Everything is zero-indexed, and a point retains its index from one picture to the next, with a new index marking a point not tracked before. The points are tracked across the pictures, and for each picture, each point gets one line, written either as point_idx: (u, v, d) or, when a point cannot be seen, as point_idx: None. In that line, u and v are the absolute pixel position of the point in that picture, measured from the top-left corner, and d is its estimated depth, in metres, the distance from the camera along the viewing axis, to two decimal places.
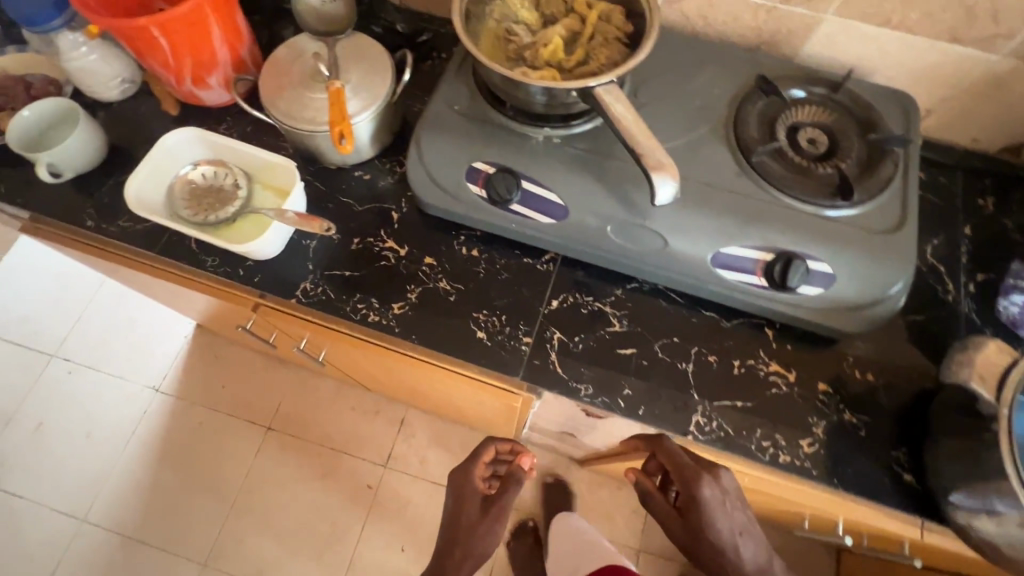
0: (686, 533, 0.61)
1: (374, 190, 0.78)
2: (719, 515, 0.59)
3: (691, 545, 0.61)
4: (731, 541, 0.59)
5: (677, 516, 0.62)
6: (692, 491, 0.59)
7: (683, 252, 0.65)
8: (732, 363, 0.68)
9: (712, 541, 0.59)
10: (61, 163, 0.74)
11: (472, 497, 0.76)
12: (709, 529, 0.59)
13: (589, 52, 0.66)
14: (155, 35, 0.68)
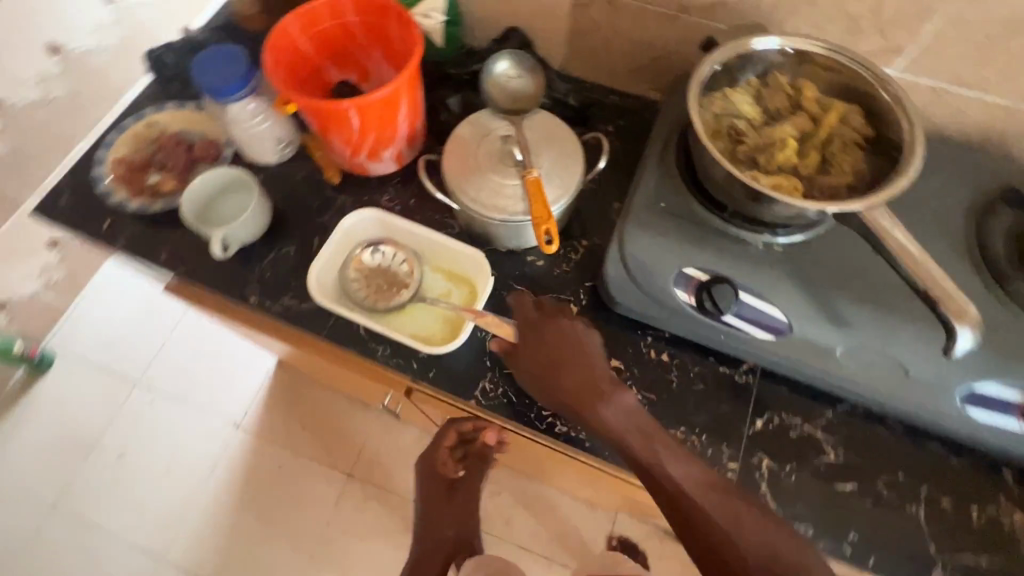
0: (640, 441, 0.55)
1: (550, 278, 0.73)
2: (657, 424, 0.56)
3: (659, 461, 0.53)
4: (661, 440, 0.55)
5: (647, 424, 0.56)
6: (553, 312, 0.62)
7: (926, 386, 0.58)
8: (968, 509, 0.60)
9: (648, 435, 0.55)
10: (235, 236, 0.70)
11: (439, 482, 0.84)
12: (637, 414, 0.57)
13: (825, 160, 0.60)
14: (350, 114, 0.64)
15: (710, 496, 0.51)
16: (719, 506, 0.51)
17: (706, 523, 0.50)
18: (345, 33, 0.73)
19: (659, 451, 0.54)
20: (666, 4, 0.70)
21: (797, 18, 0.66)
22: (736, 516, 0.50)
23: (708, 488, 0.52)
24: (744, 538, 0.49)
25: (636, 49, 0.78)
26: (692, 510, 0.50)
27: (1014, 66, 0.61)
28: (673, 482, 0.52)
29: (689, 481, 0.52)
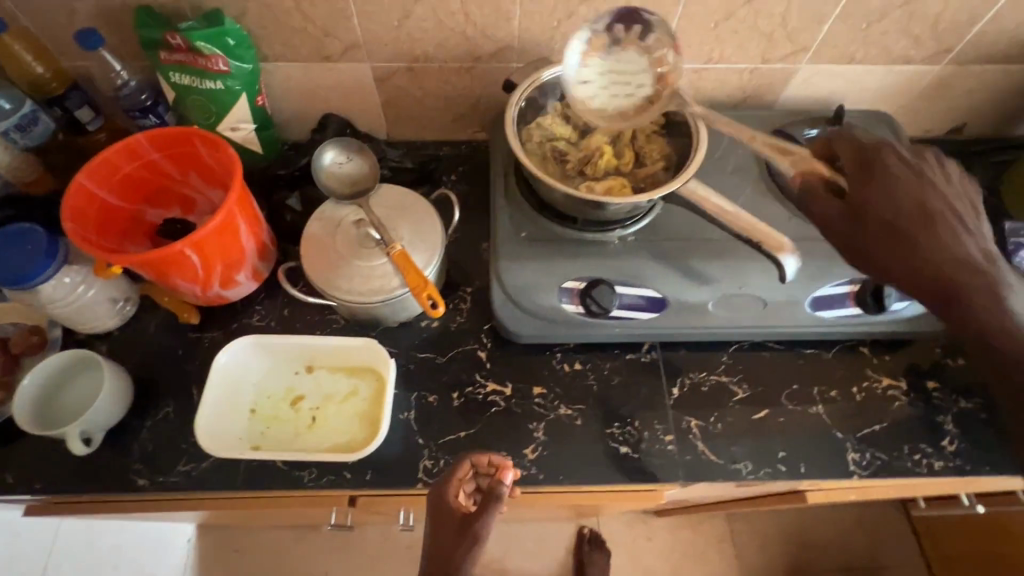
0: (895, 199, 0.56)
1: (450, 335, 0.74)
2: (951, 187, 0.58)
3: (913, 212, 0.56)
4: (927, 187, 0.57)
5: (918, 185, 0.57)
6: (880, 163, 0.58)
7: (783, 306, 0.68)
8: (851, 391, 0.71)
9: (902, 203, 0.56)
10: (97, 424, 0.61)
11: (445, 529, 0.53)
12: (890, 177, 0.57)
13: (639, 153, 0.69)
14: (186, 254, 0.60)
15: (931, 242, 0.55)
16: (932, 242, 0.55)
17: (889, 260, 0.56)
18: (151, 172, 0.68)
19: (912, 200, 0.57)
20: (460, 59, 0.76)
21: None
22: (974, 289, 0.53)
23: (933, 231, 0.55)
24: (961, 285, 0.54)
25: (450, 102, 0.83)
26: (881, 253, 0.56)
27: (742, 39, 0.75)
28: (895, 213, 0.56)
29: (918, 225, 0.55)
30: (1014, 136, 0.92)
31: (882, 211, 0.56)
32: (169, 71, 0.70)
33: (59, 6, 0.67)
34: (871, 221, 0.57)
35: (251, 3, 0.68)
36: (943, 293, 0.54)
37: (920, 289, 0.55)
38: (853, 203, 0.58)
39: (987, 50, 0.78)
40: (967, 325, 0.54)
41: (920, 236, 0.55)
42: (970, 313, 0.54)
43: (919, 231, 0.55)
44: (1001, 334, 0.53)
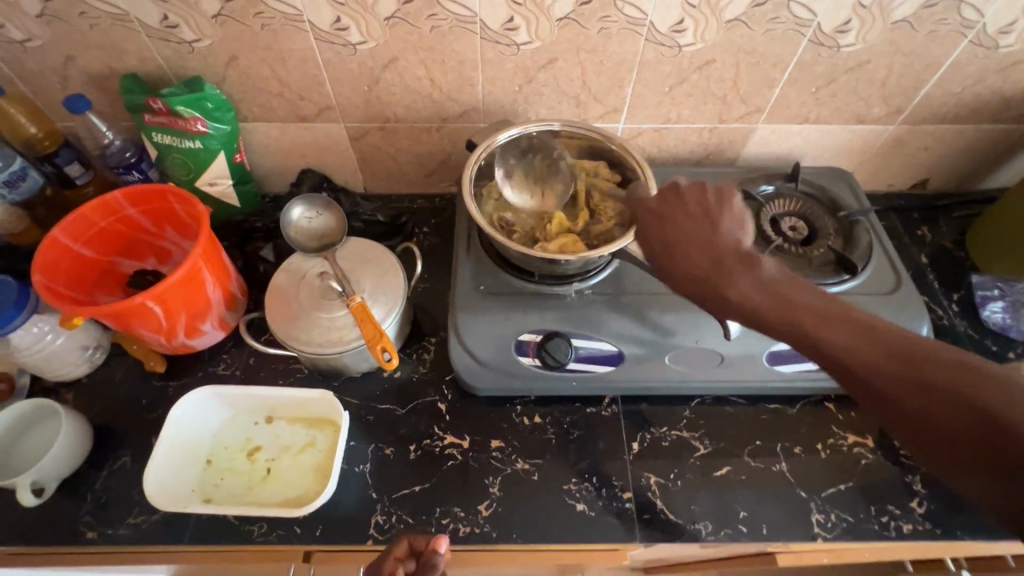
0: (704, 226, 0.55)
1: (411, 385, 0.74)
2: (726, 218, 0.55)
3: (713, 250, 0.53)
4: (718, 227, 0.54)
5: (709, 223, 0.55)
6: (667, 202, 0.59)
7: (740, 360, 0.69)
8: (816, 448, 0.70)
9: (707, 227, 0.55)
10: (49, 474, 0.62)
11: None
12: (683, 214, 0.57)
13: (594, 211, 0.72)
14: (148, 305, 0.62)
15: (743, 278, 0.51)
16: (753, 281, 0.50)
17: (730, 286, 0.51)
18: (127, 226, 0.71)
19: (722, 241, 0.53)
20: (428, 119, 0.80)
21: (534, 105, 0.78)
22: (797, 295, 0.48)
23: (752, 271, 0.51)
24: (797, 308, 0.47)
25: (421, 159, 0.87)
26: (721, 279, 0.51)
27: (697, 101, 0.78)
28: (712, 254, 0.53)
29: (722, 266, 0.52)
30: (976, 191, 0.94)
31: (685, 245, 0.55)
32: (151, 132, 0.74)
33: (52, 74, 0.72)
34: (682, 257, 0.54)
35: (230, 71, 0.73)
36: (788, 316, 0.47)
37: (776, 319, 0.48)
38: (662, 245, 0.56)
39: (937, 111, 0.81)
40: (804, 347, 0.46)
41: (734, 277, 0.51)
42: (799, 317, 0.47)
43: (735, 272, 0.51)
44: (895, 356, 0.42)
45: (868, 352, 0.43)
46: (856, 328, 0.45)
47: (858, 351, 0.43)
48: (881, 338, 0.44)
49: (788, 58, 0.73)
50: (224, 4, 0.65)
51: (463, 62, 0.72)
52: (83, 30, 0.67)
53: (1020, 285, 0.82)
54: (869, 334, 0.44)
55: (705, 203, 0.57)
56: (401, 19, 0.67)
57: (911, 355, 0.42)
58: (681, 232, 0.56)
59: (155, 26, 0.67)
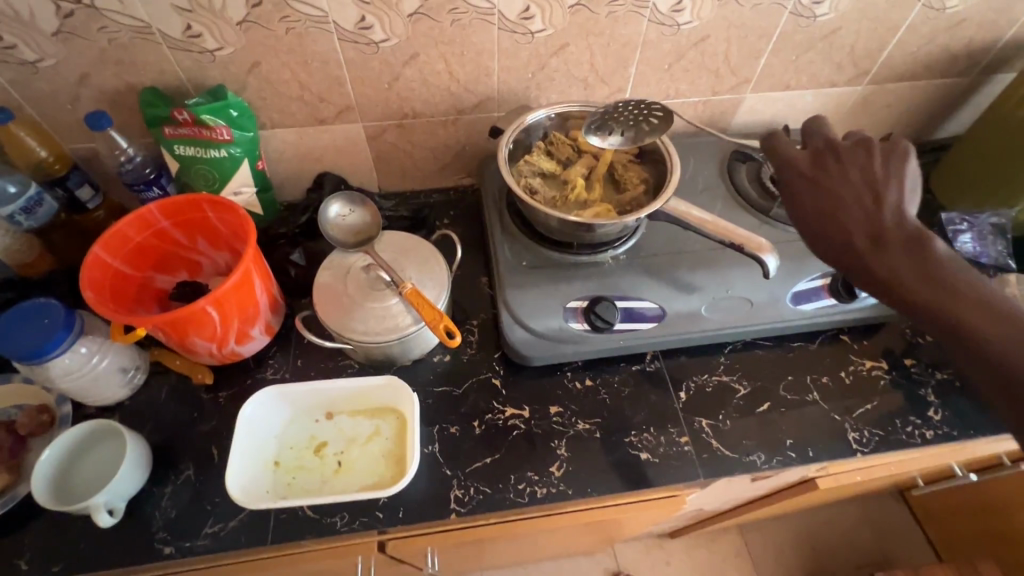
0: (870, 194, 0.59)
1: (463, 366, 0.76)
2: (893, 184, 0.60)
3: (877, 225, 0.57)
4: (883, 200, 0.58)
5: (871, 197, 0.59)
6: (831, 162, 0.63)
7: (767, 304, 0.75)
8: (840, 375, 0.77)
9: (871, 199, 0.59)
10: (120, 494, 0.60)
11: None
12: (843, 185, 0.61)
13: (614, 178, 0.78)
14: (207, 310, 0.62)
15: (902, 254, 0.55)
16: (913, 263, 0.54)
17: (880, 263, 0.55)
18: (161, 239, 0.71)
19: (885, 217, 0.57)
20: (445, 112, 0.83)
21: (546, 90, 0.83)
22: (947, 275, 0.53)
23: (914, 247, 0.55)
24: (951, 293, 0.52)
25: (437, 152, 0.89)
26: (874, 256, 0.56)
27: (693, 76, 0.85)
28: (872, 227, 0.57)
29: (884, 241, 0.56)
30: (930, 141, 1.06)
31: (843, 220, 0.59)
32: (173, 144, 0.74)
33: (64, 93, 0.70)
34: (839, 233, 0.58)
35: (251, 78, 0.73)
36: (935, 295, 0.52)
37: (922, 299, 0.53)
38: (822, 216, 0.60)
39: (898, 70, 0.91)
40: (944, 328, 0.52)
41: (893, 251, 0.56)
42: (950, 301, 0.52)
43: (892, 251, 0.55)
44: (1009, 344, 0.49)
45: (996, 334, 0.50)
46: (994, 317, 0.50)
47: (989, 332, 0.50)
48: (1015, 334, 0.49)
49: (772, 30, 0.81)
50: (250, 10, 0.66)
51: (481, 53, 0.76)
52: (101, 45, 0.66)
53: (983, 217, 0.92)
54: (1006, 321, 0.50)
55: (881, 166, 0.61)
56: (424, 14, 0.70)
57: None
58: (847, 195, 0.60)
59: (177, 37, 0.67)
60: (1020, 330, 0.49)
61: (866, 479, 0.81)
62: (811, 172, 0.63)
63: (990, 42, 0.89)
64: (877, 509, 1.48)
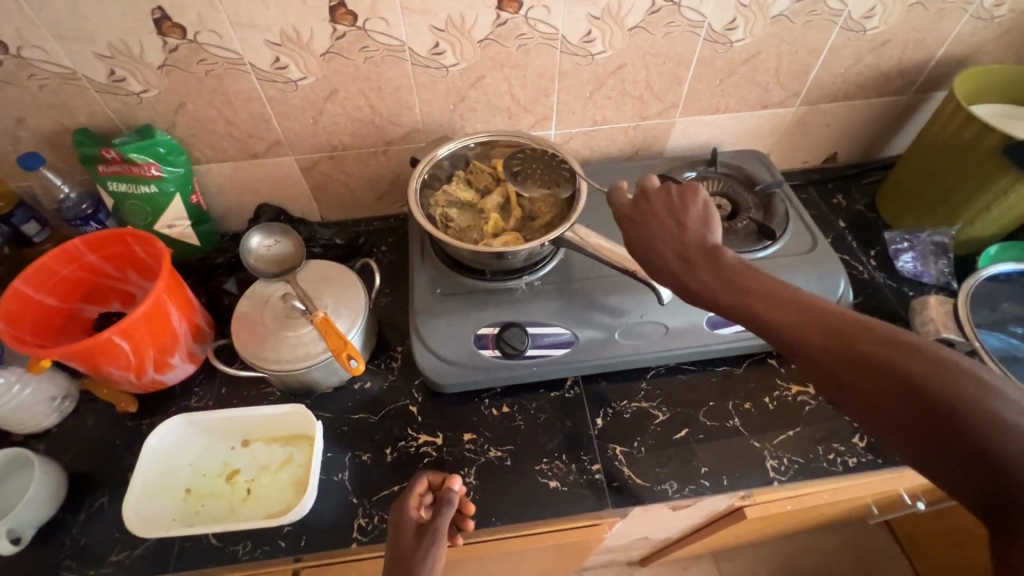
0: (672, 225, 0.58)
1: (382, 394, 0.77)
2: (693, 215, 0.57)
3: (680, 246, 0.56)
4: (685, 223, 0.57)
5: (676, 223, 0.58)
6: (641, 200, 0.61)
7: (683, 328, 0.74)
8: (764, 400, 0.76)
9: (674, 225, 0.58)
10: (26, 521, 0.62)
11: (405, 529, 0.58)
12: (651, 217, 0.59)
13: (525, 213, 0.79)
14: (115, 341, 0.64)
15: (706, 271, 0.53)
16: (713, 273, 0.53)
17: (691, 281, 0.54)
18: (88, 271, 0.74)
19: (684, 238, 0.56)
20: (373, 144, 0.86)
21: (471, 120, 0.85)
22: (748, 280, 0.51)
23: (714, 262, 0.53)
24: (751, 291, 0.50)
25: (372, 182, 0.92)
26: (685, 275, 0.54)
27: (618, 103, 0.86)
28: (679, 252, 0.56)
29: (688, 260, 0.55)
30: (878, 159, 1.05)
31: (656, 246, 0.57)
32: (106, 181, 0.77)
33: (3, 136, 0.75)
34: (654, 259, 0.57)
35: (179, 117, 0.77)
36: (737, 297, 0.51)
37: (733, 309, 0.51)
38: (640, 245, 0.59)
39: (829, 91, 0.91)
40: (753, 325, 0.50)
41: (700, 272, 0.54)
42: (755, 304, 0.49)
43: (697, 266, 0.54)
44: (799, 321, 0.47)
45: (790, 315, 0.47)
46: (783, 301, 0.49)
47: (781, 316, 0.48)
48: (822, 323, 0.46)
49: (689, 57, 0.82)
50: (169, 55, 0.69)
51: (398, 87, 0.78)
52: (33, 91, 0.71)
53: (925, 235, 0.90)
54: (792, 301, 0.48)
55: (680, 197, 0.59)
56: (336, 53, 0.73)
57: (819, 319, 0.46)
58: (655, 229, 0.58)
59: (103, 81, 0.71)
60: (808, 305, 0.48)
61: (800, 507, 0.79)
62: (626, 210, 0.62)
63: (921, 60, 0.88)
64: (860, 536, 1.42)
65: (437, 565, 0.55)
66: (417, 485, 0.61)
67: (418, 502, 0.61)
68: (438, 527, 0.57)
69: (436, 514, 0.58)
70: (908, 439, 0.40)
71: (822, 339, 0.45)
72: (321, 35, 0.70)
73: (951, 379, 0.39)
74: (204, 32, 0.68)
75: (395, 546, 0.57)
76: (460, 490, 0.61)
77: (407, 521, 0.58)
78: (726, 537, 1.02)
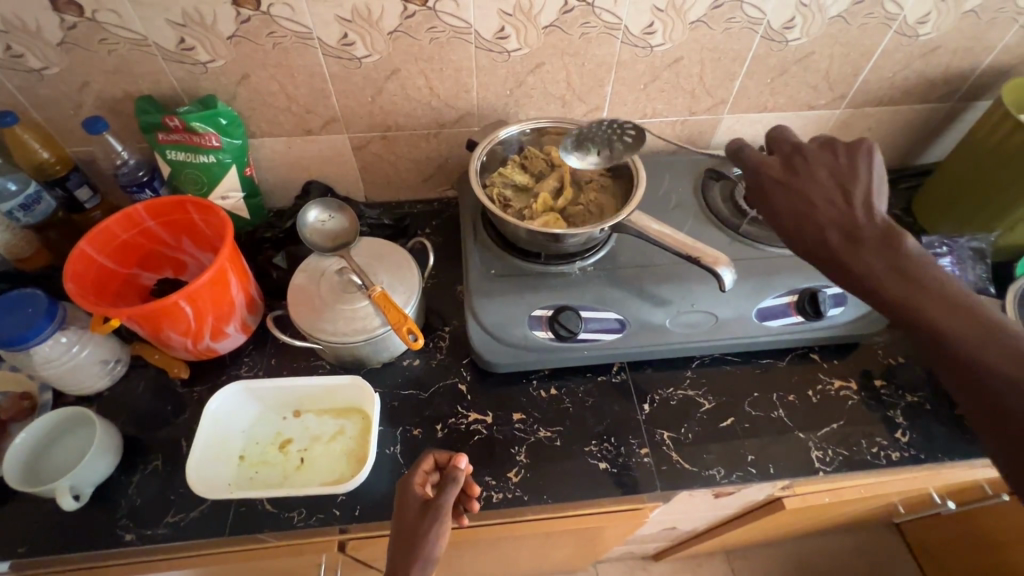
0: (837, 193, 0.59)
1: (431, 372, 0.78)
2: (860, 185, 0.59)
3: (849, 222, 0.57)
4: (859, 201, 0.58)
5: (840, 193, 0.59)
6: (803, 161, 0.62)
7: (732, 319, 0.75)
8: (807, 394, 0.77)
9: (842, 201, 0.58)
10: (86, 479, 0.63)
11: (409, 504, 0.59)
12: (813, 187, 0.60)
13: (606, 139, 0.75)
14: (180, 305, 0.65)
15: (875, 254, 0.55)
16: (886, 259, 0.54)
17: (853, 260, 0.55)
18: (147, 238, 0.75)
19: (858, 216, 0.57)
20: (427, 126, 0.86)
21: (525, 107, 0.86)
22: (922, 276, 0.53)
23: (889, 246, 0.55)
24: (920, 288, 0.52)
25: (419, 164, 0.93)
26: (849, 254, 0.56)
27: (669, 96, 0.87)
28: (846, 228, 0.57)
29: (858, 239, 0.56)
30: (913, 166, 1.07)
31: (815, 216, 0.58)
32: (165, 149, 0.78)
33: (66, 100, 0.75)
34: (811, 228, 0.58)
35: (240, 89, 0.77)
36: (904, 289, 0.53)
37: (894, 300, 0.53)
38: (792, 211, 0.60)
39: (875, 95, 0.92)
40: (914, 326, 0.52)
41: (867, 250, 0.55)
42: (926, 308, 0.52)
43: (866, 248, 0.55)
44: (971, 338, 0.49)
45: (947, 322, 0.51)
46: (960, 313, 0.51)
47: (955, 328, 0.50)
48: (998, 350, 0.48)
49: (745, 54, 0.83)
50: (240, 26, 0.70)
51: (459, 70, 0.79)
52: (101, 56, 0.71)
53: (963, 240, 0.89)
54: (972, 319, 0.50)
55: (848, 166, 0.60)
56: (403, 32, 0.74)
57: (996, 342, 0.48)
58: (815, 195, 0.59)
59: (172, 49, 0.71)
60: (987, 329, 0.49)
61: (835, 501, 0.80)
62: (783, 168, 0.63)
63: (967, 69, 0.89)
64: (870, 540, 1.44)
65: (439, 539, 0.56)
66: (423, 463, 0.62)
67: (424, 480, 0.61)
68: (441, 505, 0.57)
69: (439, 491, 0.58)
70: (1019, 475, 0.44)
71: (996, 361, 0.47)
72: (391, 13, 0.71)
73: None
74: (278, 4, 0.69)
75: (400, 521, 0.58)
76: (466, 469, 0.60)
77: (412, 498, 0.59)
78: (750, 531, 1.03)
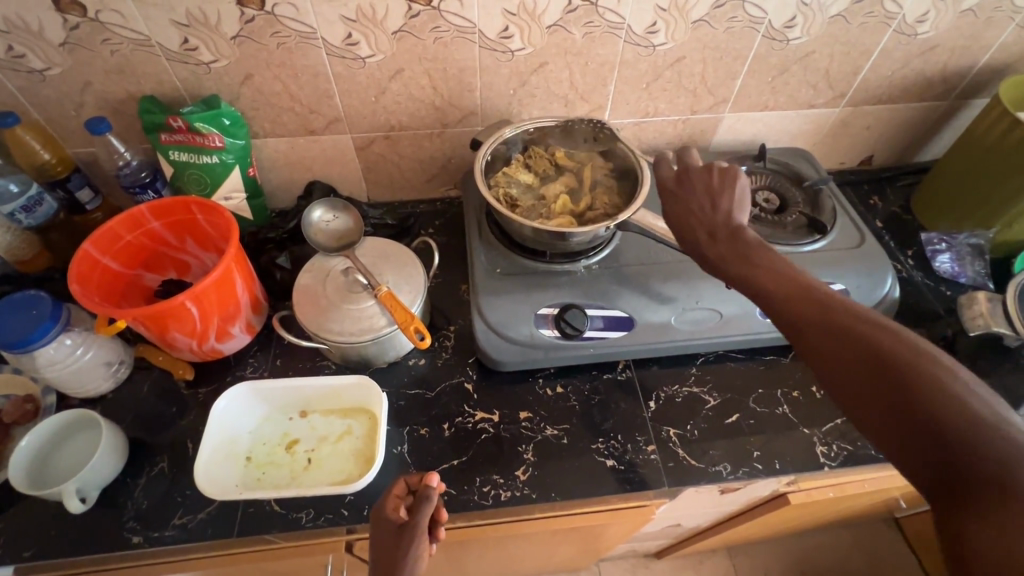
0: (703, 199, 0.62)
1: (436, 371, 0.78)
2: (727, 193, 0.61)
3: (711, 224, 0.60)
4: (721, 206, 0.60)
5: (707, 197, 0.62)
6: (686, 174, 0.65)
7: (737, 316, 0.76)
8: (812, 390, 0.78)
9: (709, 205, 0.61)
10: (92, 483, 0.62)
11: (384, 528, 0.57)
12: (687, 194, 0.63)
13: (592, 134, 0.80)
14: (185, 306, 0.65)
15: (727, 246, 0.58)
16: (733, 249, 0.57)
17: (712, 256, 0.58)
18: (150, 238, 0.74)
19: (716, 217, 0.60)
20: (430, 126, 0.86)
21: (528, 106, 0.86)
22: (762, 260, 0.55)
23: (737, 238, 0.57)
24: (761, 270, 0.54)
25: (423, 164, 0.93)
26: (709, 249, 0.59)
27: (672, 95, 0.88)
28: (708, 226, 0.60)
29: (713, 236, 0.59)
30: (911, 163, 1.08)
31: (687, 221, 0.62)
32: (168, 150, 0.77)
33: (68, 101, 0.75)
34: (685, 232, 0.62)
35: (244, 89, 0.77)
36: (750, 275, 0.55)
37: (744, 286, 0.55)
38: (672, 219, 0.63)
39: (874, 93, 0.93)
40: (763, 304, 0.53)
41: (722, 244, 0.58)
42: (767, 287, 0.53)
43: (721, 242, 0.58)
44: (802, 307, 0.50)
45: (786, 295, 0.51)
46: (793, 285, 0.52)
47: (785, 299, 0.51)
48: (822, 315, 0.48)
49: (746, 53, 0.83)
50: (244, 26, 0.70)
51: (463, 70, 0.79)
52: (104, 56, 0.71)
53: (961, 236, 0.93)
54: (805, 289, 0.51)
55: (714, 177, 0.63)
56: (407, 32, 0.74)
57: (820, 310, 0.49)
58: (692, 198, 0.63)
59: (175, 49, 0.71)
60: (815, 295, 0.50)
61: (840, 496, 0.81)
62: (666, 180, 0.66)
63: (965, 67, 0.90)
64: (870, 536, 1.45)
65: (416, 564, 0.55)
66: (396, 487, 0.59)
67: (397, 503, 0.59)
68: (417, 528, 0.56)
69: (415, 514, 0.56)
70: (882, 428, 0.42)
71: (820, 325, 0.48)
72: (396, 13, 0.71)
73: (913, 359, 0.42)
74: (282, 5, 0.68)
75: (377, 547, 0.56)
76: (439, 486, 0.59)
77: (387, 522, 0.57)
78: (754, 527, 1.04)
